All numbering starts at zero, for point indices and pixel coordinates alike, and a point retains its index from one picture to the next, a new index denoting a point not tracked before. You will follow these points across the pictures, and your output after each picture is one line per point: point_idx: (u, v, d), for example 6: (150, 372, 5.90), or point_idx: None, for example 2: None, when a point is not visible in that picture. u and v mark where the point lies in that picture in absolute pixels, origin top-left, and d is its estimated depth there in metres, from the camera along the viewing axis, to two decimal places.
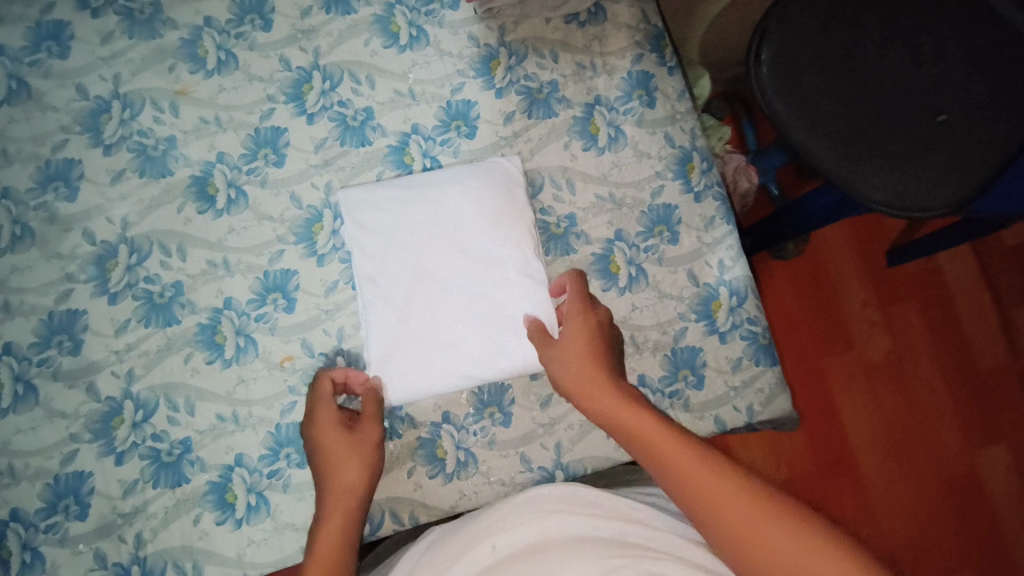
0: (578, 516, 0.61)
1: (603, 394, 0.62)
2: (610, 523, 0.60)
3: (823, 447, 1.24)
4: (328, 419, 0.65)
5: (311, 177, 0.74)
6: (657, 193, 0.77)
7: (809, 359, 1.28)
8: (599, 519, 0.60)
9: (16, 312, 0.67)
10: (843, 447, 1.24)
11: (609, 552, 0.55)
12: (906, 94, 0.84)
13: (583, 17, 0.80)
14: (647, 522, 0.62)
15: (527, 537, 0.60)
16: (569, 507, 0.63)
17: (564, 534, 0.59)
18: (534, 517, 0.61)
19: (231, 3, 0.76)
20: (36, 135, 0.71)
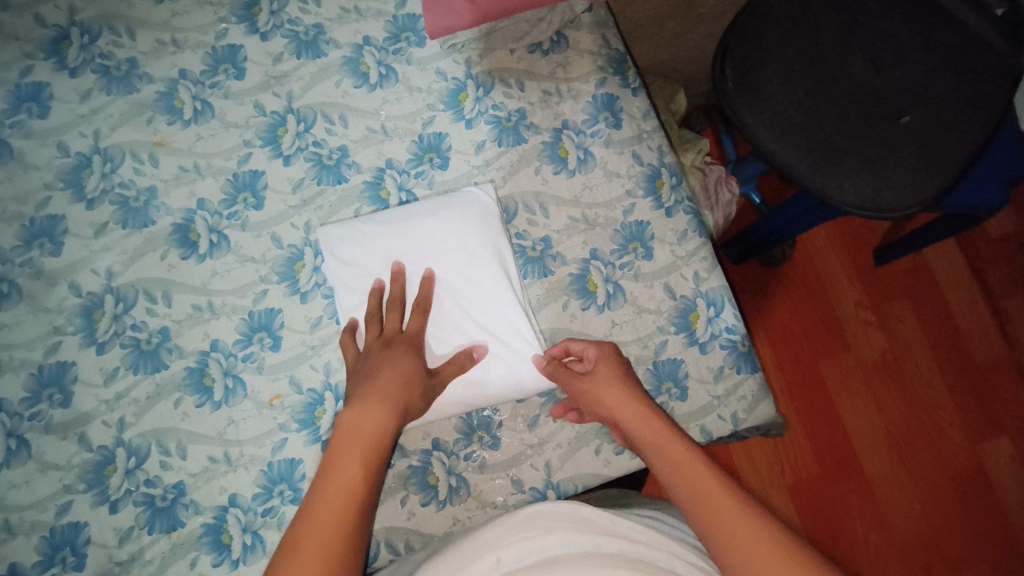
0: (580, 533, 0.61)
1: (614, 400, 0.65)
2: (611, 540, 0.60)
3: (824, 449, 1.25)
4: (399, 348, 0.67)
5: (290, 218, 0.76)
6: (629, 211, 0.79)
7: (805, 362, 1.30)
8: (601, 536, 0.60)
9: (7, 367, 0.69)
10: (845, 448, 1.25)
11: (615, 565, 0.56)
12: (869, 97, 0.87)
13: (546, 46, 0.83)
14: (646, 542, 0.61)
15: (532, 554, 0.60)
16: (570, 525, 0.62)
17: (567, 552, 0.59)
18: (537, 534, 0.61)
19: (205, 55, 0.79)
20: (18, 194, 0.73)
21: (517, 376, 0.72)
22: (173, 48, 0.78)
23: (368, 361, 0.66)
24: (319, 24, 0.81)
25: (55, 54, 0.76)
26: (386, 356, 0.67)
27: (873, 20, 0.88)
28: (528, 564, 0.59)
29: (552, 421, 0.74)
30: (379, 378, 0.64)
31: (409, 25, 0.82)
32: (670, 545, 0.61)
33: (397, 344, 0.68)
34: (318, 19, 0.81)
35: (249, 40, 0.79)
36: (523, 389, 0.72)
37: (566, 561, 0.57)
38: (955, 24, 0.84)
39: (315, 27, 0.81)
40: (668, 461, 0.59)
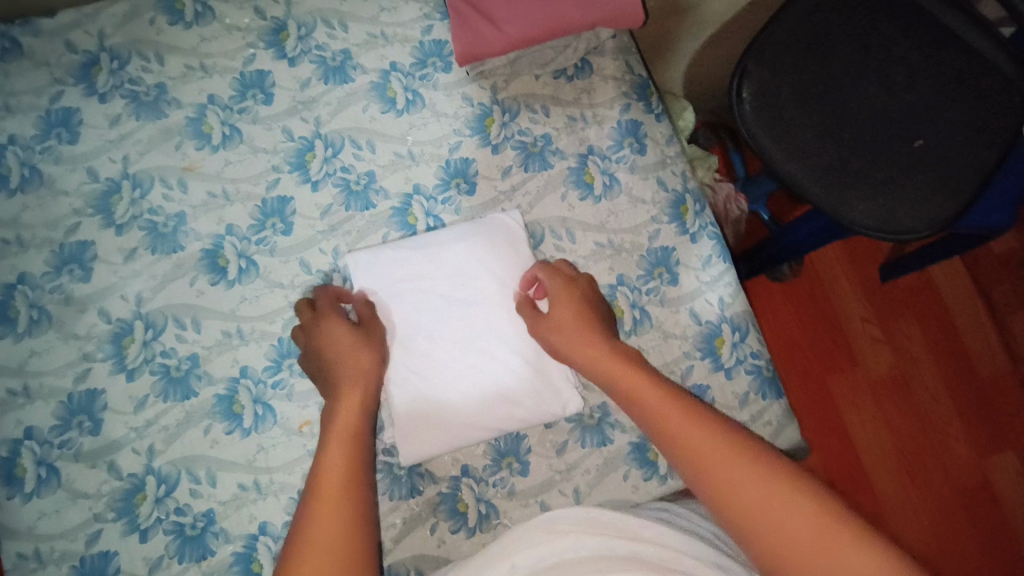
0: (594, 536, 0.60)
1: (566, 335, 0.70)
2: (624, 542, 0.60)
3: (835, 466, 1.26)
4: (333, 318, 0.68)
5: (318, 243, 0.76)
6: (655, 236, 0.79)
7: (816, 380, 1.31)
8: (614, 539, 0.60)
9: (36, 396, 0.68)
10: (855, 465, 1.26)
11: (626, 567, 0.55)
12: (885, 121, 0.88)
13: (571, 72, 0.84)
14: (659, 540, 0.61)
15: (546, 558, 0.60)
16: (585, 530, 0.62)
17: (581, 554, 0.59)
18: (550, 538, 0.61)
19: (233, 80, 0.79)
20: (49, 220, 0.73)
21: (545, 401, 0.72)
22: (202, 74, 0.79)
23: (321, 345, 0.67)
24: (346, 49, 0.81)
25: (84, 79, 0.77)
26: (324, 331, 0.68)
27: (889, 43, 0.88)
28: (542, 568, 0.59)
29: (580, 446, 0.74)
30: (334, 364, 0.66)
31: (435, 51, 0.83)
32: (689, 545, 0.60)
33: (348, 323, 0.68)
34: (345, 45, 0.81)
35: (278, 66, 0.80)
36: (550, 413, 0.73)
37: (580, 564, 0.57)
38: (967, 48, 0.85)
39: (342, 52, 0.81)
40: (687, 445, 0.56)
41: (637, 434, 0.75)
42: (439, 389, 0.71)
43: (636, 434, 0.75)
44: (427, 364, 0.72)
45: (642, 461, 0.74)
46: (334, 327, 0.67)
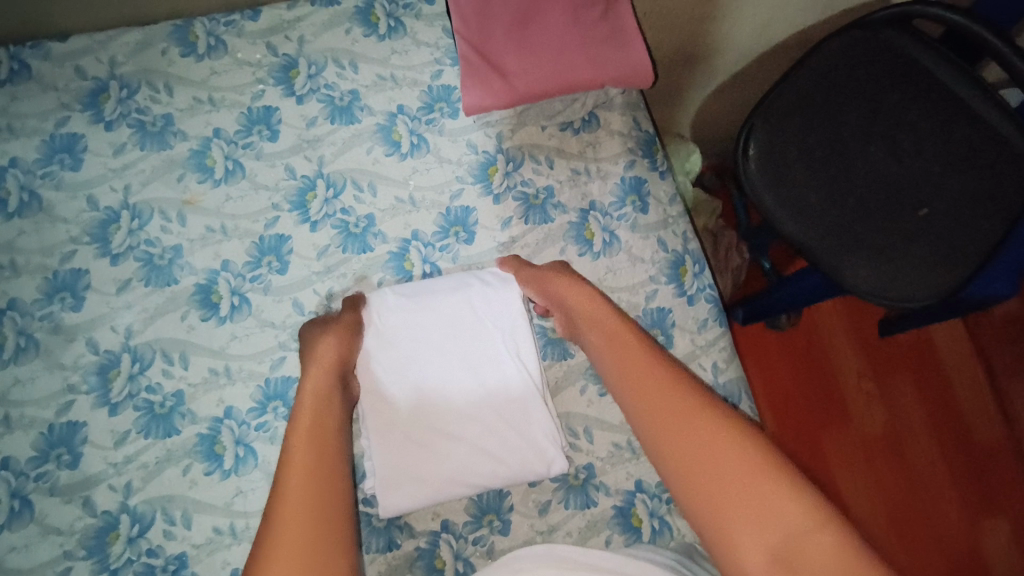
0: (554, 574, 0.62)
1: (566, 288, 0.71)
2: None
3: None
4: (319, 326, 0.70)
5: (313, 284, 0.76)
6: (651, 296, 0.79)
7: (807, 434, 1.29)
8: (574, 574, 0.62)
9: (16, 425, 0.68)
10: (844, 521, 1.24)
11: None
12: (889, 189, 0.85)
13: (577, 125, 0.83)
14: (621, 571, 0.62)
15: None
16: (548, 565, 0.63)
17: None
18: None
19: (240, 115, 0.79)
20: (44, 246, 0.73)
21: (530, 461, 0.71)
22: (209, 107, 0.79)
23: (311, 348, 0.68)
24: (355, 90, 0.81)
25: (91, 106, 0.77)
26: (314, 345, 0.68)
27: (898, 109, 0.84)
28: None
29: (564, 508, 0.72)
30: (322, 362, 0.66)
31: (443, 96, 0.82)
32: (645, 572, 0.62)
33: (334, 326, 0.69)
34: (354, 85, 0.81)
35: (285, 102, 0.80)
36: (535, 473, 0.71)
37: None
38: (975, 119, 0.81)
39: (351, 93, 0.81)
40: (649, 399, 0.60)
41: (622, 498, 0.73)
42: (427, 438, 0.71)
43: (621, 498, 0.73)
44: (417, 413, 0.71)
45: (625, 527, 0.72)
46: (318, 338, 0.68)
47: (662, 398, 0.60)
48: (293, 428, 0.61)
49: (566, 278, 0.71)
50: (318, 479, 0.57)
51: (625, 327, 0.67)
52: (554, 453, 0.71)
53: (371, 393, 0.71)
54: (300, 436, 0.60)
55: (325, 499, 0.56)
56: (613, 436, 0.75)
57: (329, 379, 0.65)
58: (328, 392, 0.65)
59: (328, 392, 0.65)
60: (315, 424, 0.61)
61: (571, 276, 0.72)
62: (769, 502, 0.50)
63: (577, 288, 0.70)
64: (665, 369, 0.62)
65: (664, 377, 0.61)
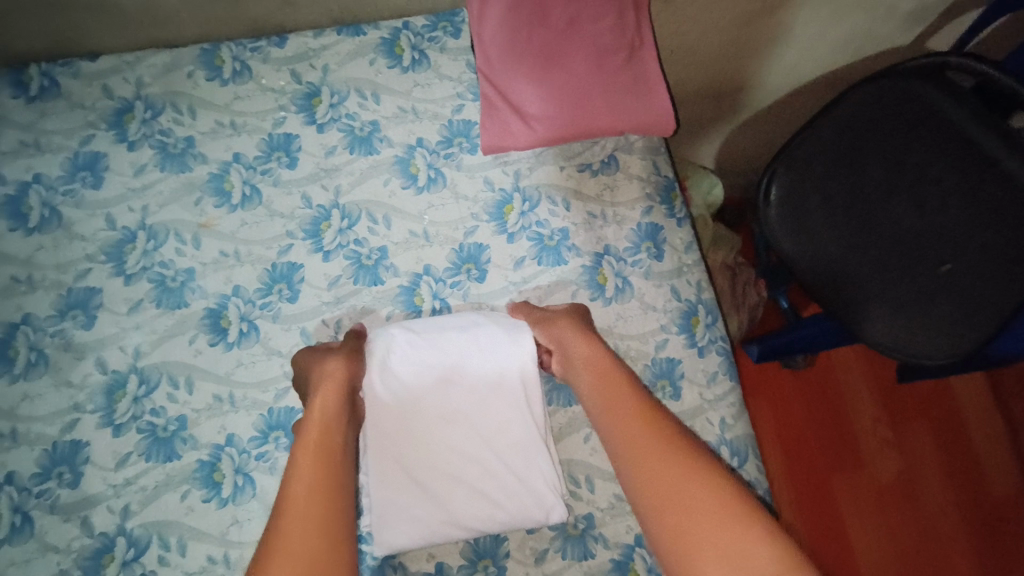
0: None
1: (568, 336, 0.70)
2: None
3: (829, 565, 1.20)
4: (319, 354, 0.69)
5: (322, 314, 0.75)
6: (661, 346, 0.78)
7: (816, 474, 1.26)
8: None
9: (22, 441, 0.69)
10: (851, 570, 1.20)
11: None
12: (907, 244, 0.81)
13: (596, 166, 0.83)
14: None
15: None
16: None
17: None
18: None
19: (261, 141, 0.79)
20: (61, 263, 0.74)
21: (528, 508, 0.70)
22: (230, 131, 0.79)
23: (309, 377, 0.67)
24: (375, 121, 0.81)
25: (116, 126, 0.78)
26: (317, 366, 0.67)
27: (922, 161, 0.79)
28: None
29: (561, 557, 0.71)
30: (329, 376, 0.66)
31: (463, 130, 0.82)
32: None
33: (336, 353, 0.68)
34: (375, 116, 0.81)
35: (306, 130, 0.80)
36: (533, 520, 0.70)
37: None
38: (1003, 173, 0.73)
39: (371, 124, 0.81)
40: (634, 451, 0.58)
41: (620, 551, 0.72)
42: (425, 477, 0.70)
43: (619, 551, 0.72)
44: (417, 449, 0.70)
45: None
46: (320, 362, 0.67)
47: (642, 437, 0.58)
48: (302, 439, 0.60)
49: (576, 323, 0.71)
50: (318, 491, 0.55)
51: (620, 370, 0.66)
52: (554, 500, 0.70)
53: (375, 426, 0.70)
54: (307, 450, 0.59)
55: (326, 511, 0.54)
56: (615, 487, 0.74)
57: (337, 400, 0.64)
58: (338, 412, 0.64)
59: (337, 411, 0.64)
60: (322, 437, 0.60)
61: (579, 320, 0.72)
62: (732, 544, 0.49)
63: (582, 338, 0.69)
64: (653, 422, 0.60)
65: (656, 427, 0.59)
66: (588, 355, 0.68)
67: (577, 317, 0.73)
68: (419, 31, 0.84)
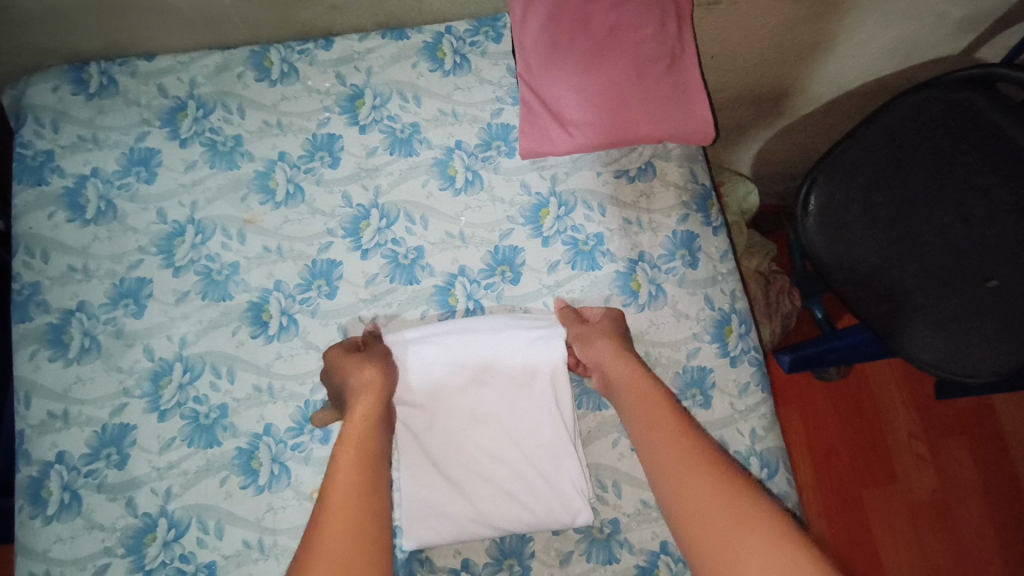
0: None
1: (600, 347, 0.70)
2: None
3: None
4: (354, 357, 0.68)
5: (359, 311, 0.77)
6: (693, 354, 0.77)
7: (848, 487, 1.24)
8: None
9: (74, 422, 0.72)
10: None
11: None
12: (951, 257, 0.80)
13: (633, 173, 0.83)
14: None
15: None
16: None
17: None
18: None
19: (305, 140, 0.82)
20: (115, 254, 0.77)
21: (555, 510, 0.70)
22: (277, 130, 0.82)
23: (345, 380, 0.67)
24: (416, 123, 0.83)
25: (169, 123, 0.81)
26: (349, 360, 0.68)
27: (970, 172, 0.80)
28: None
29: (585, 561, 0.72)
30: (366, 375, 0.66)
31: (501, 134, 0.83)
32: None
33: (372, 358, 0.68)
34: (415, 118, 0.83)
35: (349, 131, 0.82)
36: (559, 522, 0.71)
37: None
38: None
39: (412, 125, 0.83)
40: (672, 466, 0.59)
41: (645, 557, 0.72)
42: (454, 473, 0.71)
43: (644, 557, 0.72)
44: (447, 445, 0.72)
45: None
46: (353, 364, 0.68)
47: (679, 453, 0.59)
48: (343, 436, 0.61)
49: (618, 342, 0.70)
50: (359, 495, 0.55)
51: (653, 384, 0.67)
52: (581, 502, 0.71)
53: (406, 421, 0.72)
54: (347, 457, 0.59)
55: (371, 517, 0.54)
56: (642, 493, 0.74)
57: (376, 407, 0.64)
58: (376, 418, 0.64)
59: (375, 418, 0.63)
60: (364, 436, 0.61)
61: (619, 341, 0.70)
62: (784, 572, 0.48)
63: (620, 347, 0.70)
64: (689, 441, 0.60)
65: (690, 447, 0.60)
66: (625, 375, 0.68)
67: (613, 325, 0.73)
68: (462, 35, 0.85)
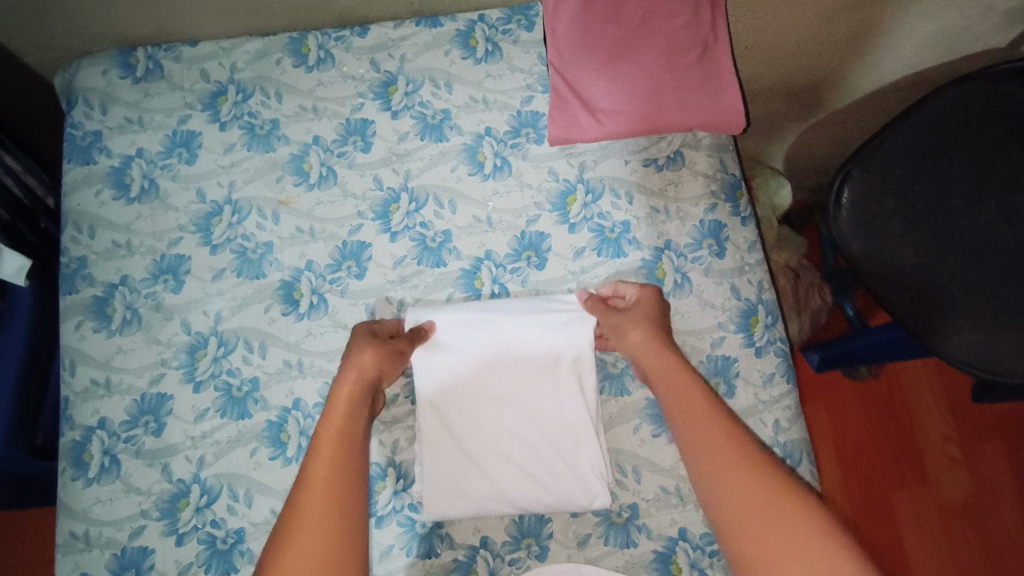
0: None
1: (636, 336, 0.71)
2: None
3: None
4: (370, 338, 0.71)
5: (387, 292, 0.79)
6: (717, 343, 0.77)
7: (876, 488, 1.22)
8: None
9: (115, 389, 0.76)
10: None
11: None
12: (991, 253, 0.79)
13: (661, 162, 0.83)
14: None
15: None
16: None
17: None
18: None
19: (339, 125, 0.84)
20: (156, 231, 0.81)
21: (574, 492, 0.71)
22: (312, 115, 0.84)
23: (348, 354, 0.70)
24: (447, 109, 0.84)
25: (210, 107, 0.84)
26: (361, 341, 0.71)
27: (1016, 168, 0.78)
28: None
29: (603, 544, 0.72)
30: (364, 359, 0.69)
31: (531, 121, 0.84)
32: None
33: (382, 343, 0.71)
34: (446, 105, 0.84)
35: (381, 117, 0.84)
36: (577, 504, 0.71)
37: None
38: None
39: (443, 112, 0.84)
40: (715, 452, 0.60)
41: (663, 543, 0.72)
42: (477, 451, 0.72)
43: (662, 543, 0.72)
44: (472, 424, 0.73)
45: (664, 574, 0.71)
46: (365, 347, 0.70)
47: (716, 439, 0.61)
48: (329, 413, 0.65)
49: (644, 336, 0.70)
50: (341, 471, 0.60)
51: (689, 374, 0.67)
52: (599, 485, 0.71)
53: (433, 401, 0.73)
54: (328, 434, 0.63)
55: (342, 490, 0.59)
56: (662, 480, 0.74)
57: (363, 386, 0.68)
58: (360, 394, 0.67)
59: (362, 398, 0.67)
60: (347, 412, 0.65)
61: (654, 333, 0.71)
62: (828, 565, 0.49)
63: (642, 337, 0.70)
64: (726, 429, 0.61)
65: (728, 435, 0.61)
66: (661, 360, 0.69)
67: (643, 313, 0.72)
68: (494, 23, 0.86)
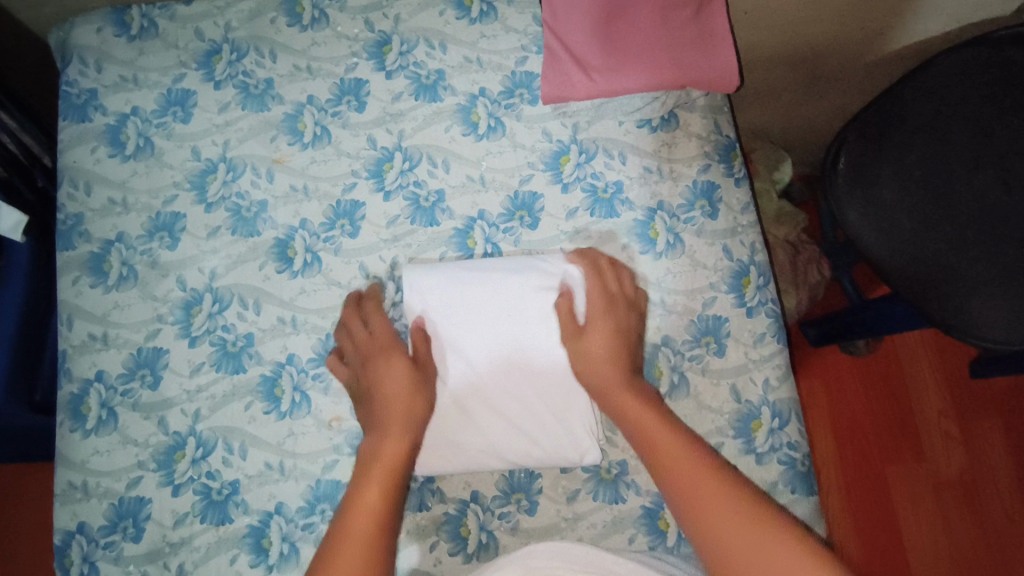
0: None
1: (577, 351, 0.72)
2: None
3: (874, 551, 1.17)
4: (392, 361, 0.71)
5: (380, 250, 0.79)
6: (709, 303, 0.77)
7: (870, 461, 1.22)
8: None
9: (112, 343, 0.77)
10: (900, 559, 1.16)
11: None
12: (990, 219, 0.78)
13: (655, 123, 0.82)
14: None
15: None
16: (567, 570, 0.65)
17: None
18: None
19: (333, 85, 0.84)
20: (152, 189, 0.81)
21: (563, 447, 0.72)
22: (306, 75, 0.84)
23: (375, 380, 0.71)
24: (441, 69, 0.84)
25: (205, 66, 0.84)
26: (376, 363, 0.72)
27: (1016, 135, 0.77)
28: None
29: (592, 499, 0.73)
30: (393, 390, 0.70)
31: (525, 82, 0.83)
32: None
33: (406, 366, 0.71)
34: (441, 65, 0.84)
35: (375, 77, 0.84)
36: (567, 459, 0.72)
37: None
38: None
39: (437, 72, 0.84)
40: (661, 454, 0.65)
41: (652, 499, 0.73)
42: (469, 408, 0.73)
43: (650, 499, 0.73)
44: (466, 385, 0.73)
45: (651, 528, 0.72)
46: (391, 371, 0.71)
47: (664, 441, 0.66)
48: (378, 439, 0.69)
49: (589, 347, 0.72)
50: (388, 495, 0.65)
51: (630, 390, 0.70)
52: (588, 442, 0.72)
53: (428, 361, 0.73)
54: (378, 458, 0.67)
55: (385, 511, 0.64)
56: None
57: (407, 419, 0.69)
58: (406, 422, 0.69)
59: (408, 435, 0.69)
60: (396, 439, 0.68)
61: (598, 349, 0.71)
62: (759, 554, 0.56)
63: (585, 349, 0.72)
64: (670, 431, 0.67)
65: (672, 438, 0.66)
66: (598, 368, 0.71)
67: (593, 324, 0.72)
68: None
